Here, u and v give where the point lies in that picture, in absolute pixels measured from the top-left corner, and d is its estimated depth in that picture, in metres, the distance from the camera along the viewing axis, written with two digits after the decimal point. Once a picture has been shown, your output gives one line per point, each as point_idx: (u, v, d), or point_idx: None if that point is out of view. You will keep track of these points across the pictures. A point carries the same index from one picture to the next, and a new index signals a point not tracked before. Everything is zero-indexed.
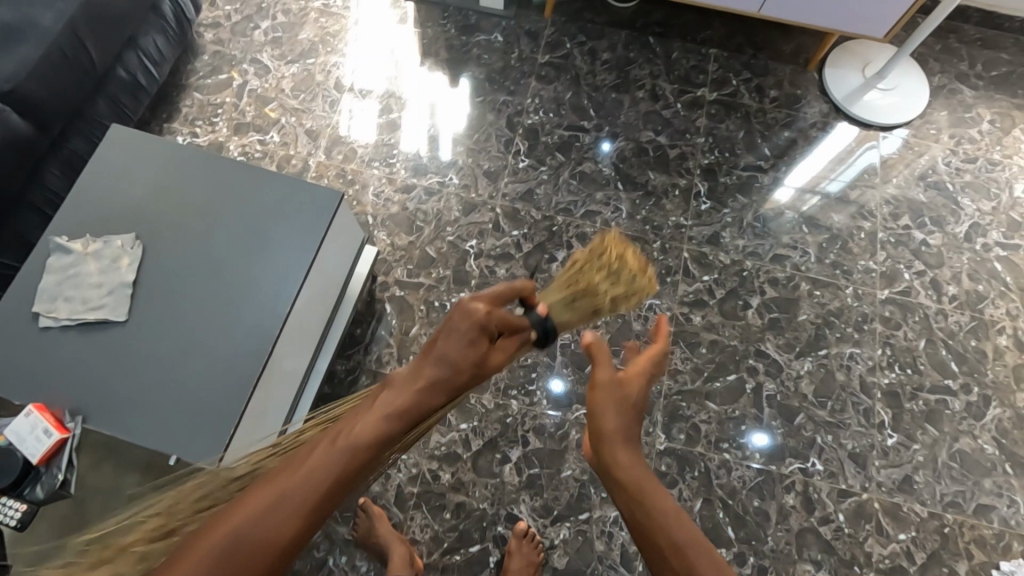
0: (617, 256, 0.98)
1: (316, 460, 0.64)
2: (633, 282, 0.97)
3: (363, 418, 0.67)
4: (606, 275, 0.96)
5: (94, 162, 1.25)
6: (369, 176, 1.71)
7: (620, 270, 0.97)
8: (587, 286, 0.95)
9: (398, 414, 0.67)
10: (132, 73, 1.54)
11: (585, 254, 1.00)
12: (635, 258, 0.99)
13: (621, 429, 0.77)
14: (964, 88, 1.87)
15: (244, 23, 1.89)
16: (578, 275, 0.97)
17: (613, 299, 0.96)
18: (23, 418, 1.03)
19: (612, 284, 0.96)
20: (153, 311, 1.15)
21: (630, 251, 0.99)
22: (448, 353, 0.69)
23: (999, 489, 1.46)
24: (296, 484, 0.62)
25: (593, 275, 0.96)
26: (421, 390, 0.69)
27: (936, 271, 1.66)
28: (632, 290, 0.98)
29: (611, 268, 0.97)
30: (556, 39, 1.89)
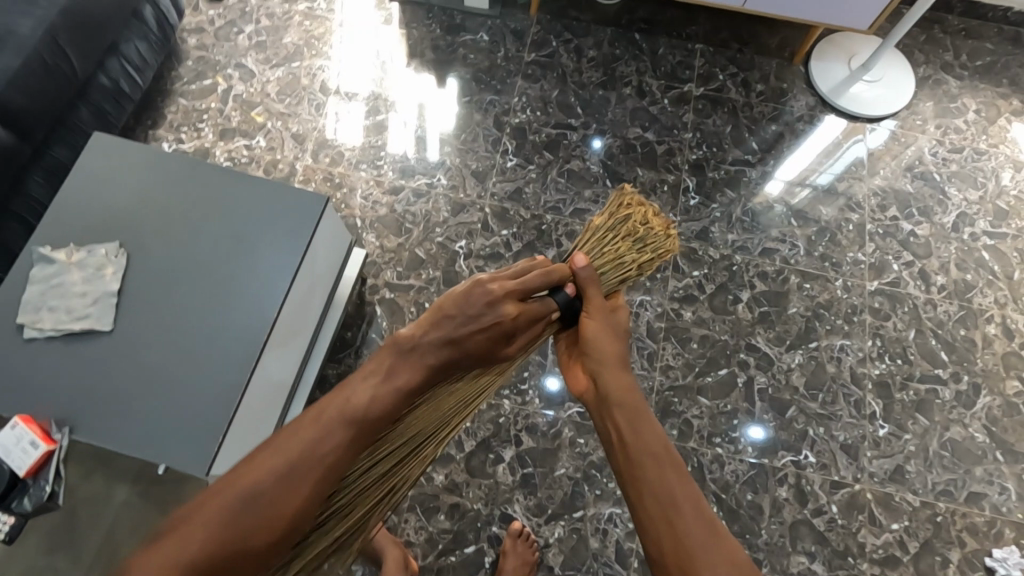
0: (640, 220, 0.92)
1: (324, 424, 0.71)
2: (658, 245, 0.93)
3: (363, 387, 0.75)
4: (630, 243, 0.91)
5: (76, 171, 1.24)
6: (357, 178, 1.71)
7: (645, 235, 0.92)
8: (614, 255, 0.90)
9: (397, 387, 0.76)
10: (115, 80, 1.53)
11: (604, 220, 0.93)
12: (657, 219, 0.94)
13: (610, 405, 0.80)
14: (949, 79, 1.87)
15: (227, 27, 1.88)
16: (602, 244, 0.91)
17: (640, 266, 0.92)
18: (8, 430, 1.03)
19: (637, 251, 0.92)
20: (139, 319, 1.14)
21: (649, 211, 0.94)
22: (463, 333, 0.77)
23: (990, 477, 1.47)
24: (304, 443, 0.69)
25: (618, 243, 0.91)
26: (423, 367, 0.77)
27: (924, 261, 1.66)
28: (659, 254, 0.94)
29: (635, 233, 0.92)
30: (541, 37, 1.89)
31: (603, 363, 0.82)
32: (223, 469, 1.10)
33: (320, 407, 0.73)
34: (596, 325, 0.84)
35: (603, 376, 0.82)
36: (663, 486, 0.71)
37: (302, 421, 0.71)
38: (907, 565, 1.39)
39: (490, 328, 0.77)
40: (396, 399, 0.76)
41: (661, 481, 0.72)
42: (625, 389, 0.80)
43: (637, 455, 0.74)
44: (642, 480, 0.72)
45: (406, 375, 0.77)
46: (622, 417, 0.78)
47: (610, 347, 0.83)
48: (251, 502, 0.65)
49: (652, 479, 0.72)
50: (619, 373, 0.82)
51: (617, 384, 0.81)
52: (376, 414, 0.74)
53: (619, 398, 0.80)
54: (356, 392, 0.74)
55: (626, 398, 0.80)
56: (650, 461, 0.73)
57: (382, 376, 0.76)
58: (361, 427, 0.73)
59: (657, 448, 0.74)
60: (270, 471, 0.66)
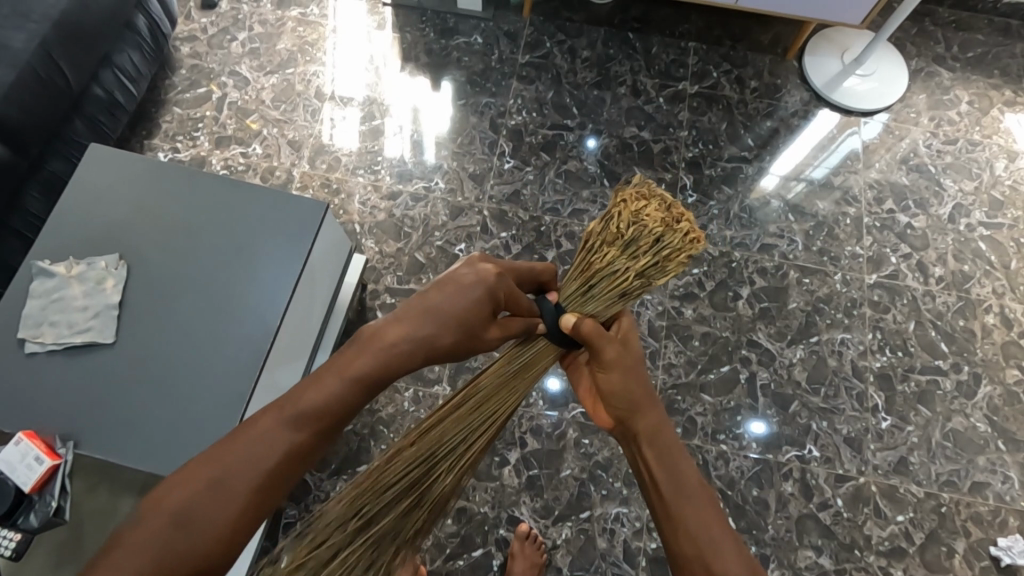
0: (632, 218, 0.81)
1: (274, 424, 0.63)
2: (659, 244, 0.80)
3: (314, 383, 0.67)
4: (620, 248, 0.82)
5: (73, 185, 1.23)
6: (355, 184, 1.71)
7: (639, 236, 0.81)
8: (602, 265, 0.83)
9: (356, 378, 0.67)
10: (110, 91, 1.53)
11: (599, 225, 0.86)
12: (658, 212, 0.80)
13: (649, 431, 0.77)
14: (941, 71, 1.88)
15: (221, 35, 1.87)
16: (591, 254, 0.85)
17: (640, 272, 0.81)
18: (12, 446, 1.02)
19: (630, 257, 0.82)
20: (142, 331, 1.14)
21: (651, 203, 0.81)
22: (439, 319, 0.72)
23: (993, 466, 1.47)
24: (236, 462, 0.61)
25: (607, 250, 0.83)
26: (391, 355, 0.69)
27: (922, 253, 1.67)
28: (664, 256, 0.81)
29: (625, 236, 0.82)
30: (535, 39, 1.89)
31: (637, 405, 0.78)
32: None
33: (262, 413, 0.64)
34: (619, 371, 0.79)
35: (632, 416, 0.78)
36: (703, 529, 0.70)
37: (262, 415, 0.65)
38: (913, 556, 1.40)
39: (468, 296, 0.73)
40: (368, 388, 0.68)
41: (699, 525, 0.70)
42: (657, 429, 0.77)
43: (672, 499, 0.72)
44: (679, 519, 0.71)
45: (364, 363, 0.68)
46: (654, 459, 0.75)
47: (641, 389, 0.79)
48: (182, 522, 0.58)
49: (689, 519, 0.71)
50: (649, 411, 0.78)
51: (649, 421, 0.78)
52: (330, 410, 0.66)
53: (650, 434, 0.77)
54: (311, 389, 0.66)
55: (658, 433, 0.77)
56: (683, 508, 0.72)
57: (342, 365, 0.68)
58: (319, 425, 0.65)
59: (693, 493, 0.73)
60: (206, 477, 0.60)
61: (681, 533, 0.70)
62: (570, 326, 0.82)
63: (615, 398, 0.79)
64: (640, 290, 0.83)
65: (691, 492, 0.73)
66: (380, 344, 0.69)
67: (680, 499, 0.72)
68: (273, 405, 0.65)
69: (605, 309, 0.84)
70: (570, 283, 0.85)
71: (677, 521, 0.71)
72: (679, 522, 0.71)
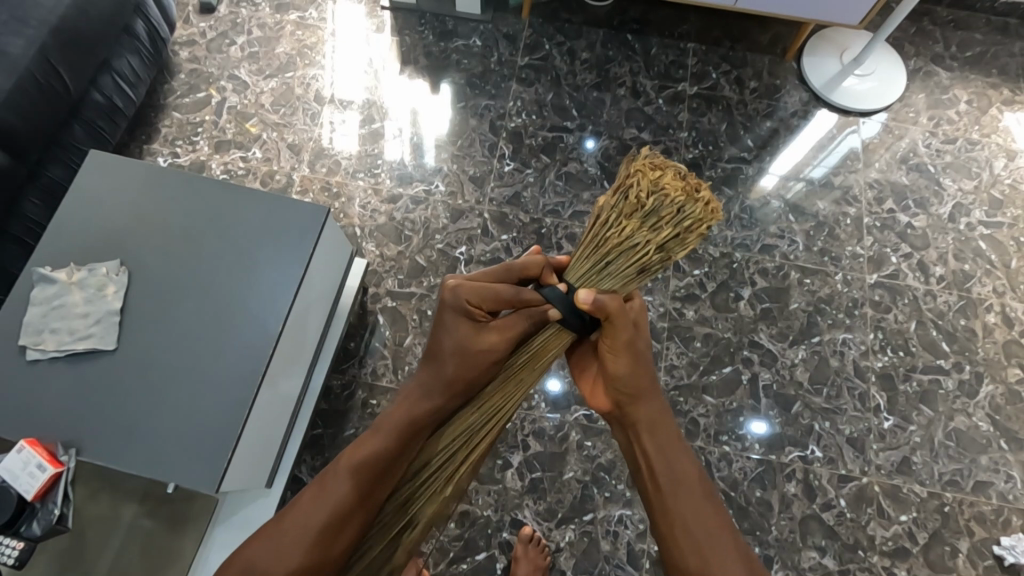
0: (649, 188, 0.78)
1: (332, 483, 0.78)
2: (680, 214, 0.77)
3: (356, 445, 0.81)
4: (639, 220, 0.80)
5: (73, 192, 1.23)
6: (355, 187, 1.70)
7: (658, 206, 0.78)
8: (619, 240, 0.81)
9: (388, 430, 0.81)
10: (109, 97, 1.52)
11: (610, 198, 0.83)
12: (676, 181, 0.78)
13: (650, 420, 0.80)
14: (940, 70, 1.89)
15: (220, 39, 1.87)
16: (605, 229, 0.83)
17: (659, 246, 0.79)
18: (14, 454, 1.01)
19: (651, 229, 0.79)
20: (144, 337, 1.13)
21: (668, 172, 0.78)
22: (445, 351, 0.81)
23: (995, 465, 1.47)
24: (299, 518, 0.77)
25: (624, 223, 0.81)
26: (411, 402, 0.83)
27: (922, 252, 1.67)
28: (685, 226, 0.78)
29: (642, 208, 0.79)
30: (534, 41, 1.89)
31: (639, 394, 0.80)
32: (232, 484, 1.10)
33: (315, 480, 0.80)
34: (628, 356, 0.79)
35: (633, 403, 0.81)
36: (693, 516, 0.76)
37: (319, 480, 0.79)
38: (916, 556, 1.40)
39: (456, 325, 0.81)
40: (402, 438, 0.82)
41: (691, 511, 0.76)
42: (658, 418, 0.80)
43: (666, 488, 0.78)
44: (675, 510, 0.76)
45: (393, 418, 0.82)
46: (653, 447, 0.79)
47: (647, 378, 0.80)
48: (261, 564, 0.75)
49: (681, 508, 0.77)
50: (652, 401, 0.81)
51: (651, 409, 0.81)
52: (366, 465, 0.79)
53: (650, 425, 0.80)
54: (353, 449, 0.80)
55: (659, 423, 0.81)
56: (676, 495, 0.77)
57: (376, 425, 0.82)
58: (367, 476, 0.79)
59: (686, 481, 0.78)
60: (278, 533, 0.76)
61: (673, 519, 0.76)
62: (588, 302, 0.77)
63: (619, 387, 0.80)
64: (658, 265, 0.82)
65: (685, 480, 0.78)
66: (404, 404, 0.83)
67: (675, 487, 0.78)
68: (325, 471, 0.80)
69: (622, 287, 0.82)
70: (583, 262, 0.83)
71: (670, 506, 0.77)
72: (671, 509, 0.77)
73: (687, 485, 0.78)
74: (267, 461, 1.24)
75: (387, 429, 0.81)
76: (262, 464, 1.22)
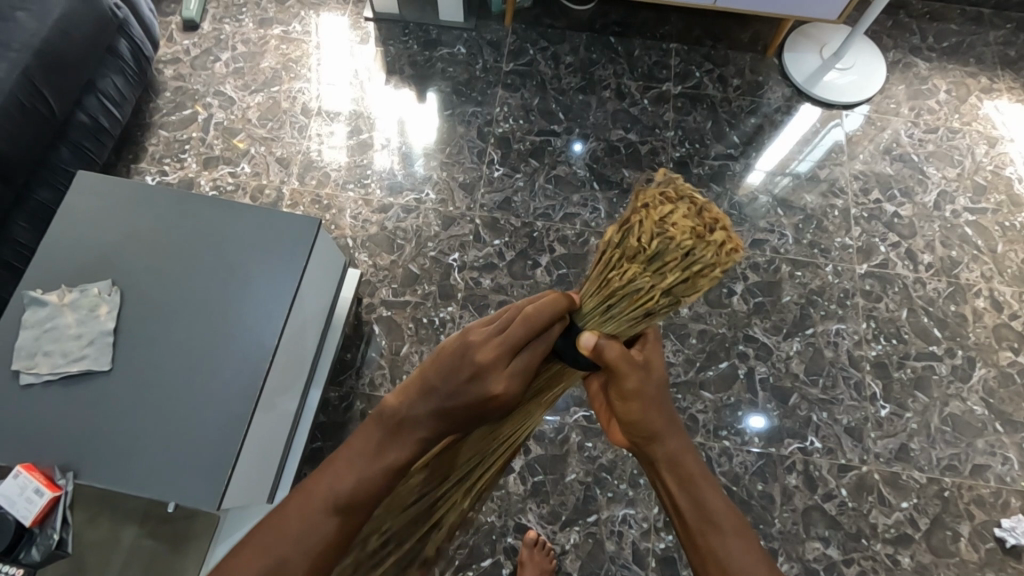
0: (654, 230, 0.67)
1: (307, 524, 0.65)
2: (690, 257, 0.67)
3: (345, 475, 0.67)
4: (644, 263, 0.69)
5: (61, 213, 1.22)
6: (345, 199, 1.70)
7: (664, 249, 0.67)
8: (622, 283, 0.71)
9: (390, 470, 0.68)
10: (94, 116, 1.52)
11: (615, 233, 0.72)
12: (687, 220, 0.67)
13: (672, 456, 0.75)
14: (918, 61, 1.92)
15: (204, 56, 1.87)
16: (609, 268, 0.73)
17: (666, 290, 0.69)
18: (10, 479, 1.00)
19: (657, 274, 0.69)
20: (139, 355, 1.13)
21: (678, 210, 0.68)
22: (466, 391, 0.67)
23: (992, 448, 1.49)
24: (275, 550, 0.63)
25: (627, 266, 0.71)
26: (421, 442, 0.69)
27: (910, 241, 1.69)
28: (696, 270, 0.67)
29: (647, 250, 0.68)
30: (518, 47, 1.90)
31: (657, 433, 0.75)
32: (233, 501, 1.09)
33: (289, 518, 0.65)
34: (639, 401, 0.73)
35: (649, 443, 0.75)
36: (729, 552, 0.70)
37: (287, 517, 0.65)
38: (919, 542, 1.41)
39: (490, 374, 0.67)
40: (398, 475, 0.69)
41: (727, 546, 0.70)
42: (678, 453, 0.75)
43: (695, 521, 0.72)
44: (711, 553, 0.70)
45: (397, 453, 0.68)
46: (676, 484, 0.74)
47: (660, 417, 0.74)
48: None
49: (716, 542, 0.70)
50: (675, 437, 0.75)
51: (670, 447, 0.75)
52: (353, 505, 0.66)
53: (672, 461, 0.74)
54: (339, 482, 0.66)
55: (681, 460, 0.75)
56: (709, 531, 0.71)
57: (372, 454, 0.68)
58: (348, 521, 0.66)
59: (717, 514, 0.72)
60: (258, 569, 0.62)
61: (710, 556, 0.70)
62: (590, 347, 0.71)
63: (633, 428, 0.76)
64: (665, 310, 0.72)
65: (714, 513, 0.72)
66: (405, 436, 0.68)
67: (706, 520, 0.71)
68: (304, 491, 0.66)
69: (627, 329, 0.74)
70: (585, 302, 0.74)
71: (705, 542, 0.71)
72: (704, 545, 0.71)
73: (721, 525, 0.71)
74: (267, 475, 1.24)
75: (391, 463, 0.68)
76: (262, 478, 1.22)
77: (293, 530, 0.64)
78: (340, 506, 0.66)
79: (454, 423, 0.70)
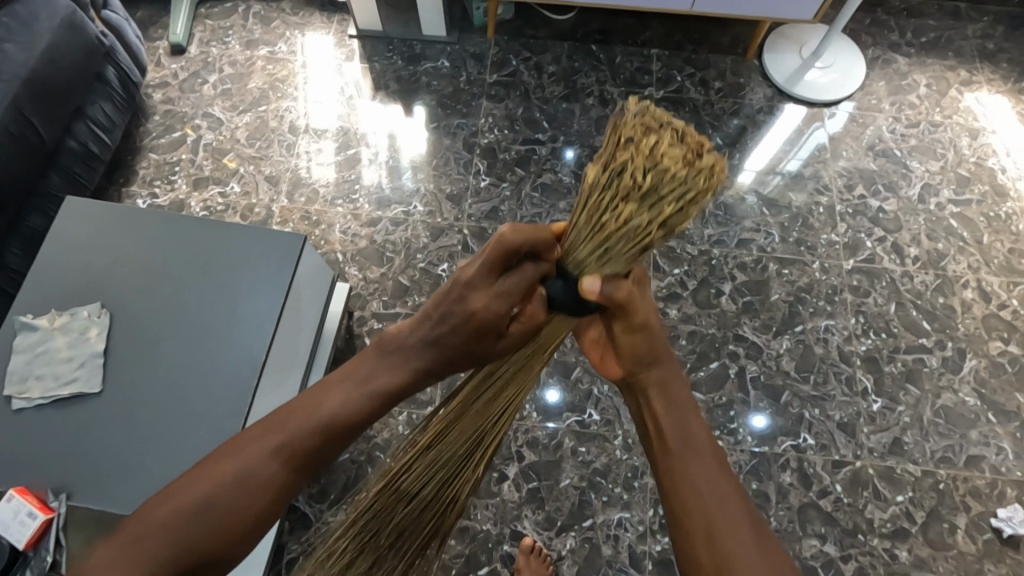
0: (638, 162, 0.66)
1: (288, 431, 0.67)
2: (683, 186, 0.65)
3: (331, 391, 0.69)
4: (635, 199, 0.67)
5: (51, 239, 1.24)
6: (334, 214, 1.72)
7: (658, 182, 0.65)
8: (613, 223, 0.68)
9: (374, 394, 0.69)
10: (83, 143, 1.54)
11: (598, 175, 0.71)
12: (674, 148, 0.65)
13: (664, 382, 0.75)
14: (898, 57, 1.94)
15: (192, 79, 1.90)
16: (599, 212, 0.70)
17: (661, 225, 0.67)
18: (5, 503, 1.02)
19: (649, 208, 0.67)
20: (129, 377, 1.14)
21: (661, 138, 0.65)
22: (455, 317, 0.68)
23: (986, 439, 1.49)
24: (243, 463, 0.65)
25: (617, 205, 0.68)
26: (406, 370, 0.70)
27: (896, 235, 1.70)
28: (688, 200, 0.65)
29: (635, 185, 0.66)
30: (501, 58, 1.93)
31: (655, 358, 0.76)
32: None
33: (265, 425, 0.68)
34: (645, 332, 0.75)
35: (647, 366, 0.76)
36: (704, 482, 0.67)
37: (274, 422, 0.68)
38: (916, 536, 1.41)
39: (477, 297, 0.68)
40: (380, 405, 0.70)
41: (701, 474, 0.68)
42: (671, 383, 0.75)
43: (674, 443, 0.70)
44: (687, 478, 0.68)
45: (384, 380, 0.70)
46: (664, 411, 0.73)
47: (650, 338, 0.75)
48: (210, 507, 0.63)
49: (688, 465, 0.68)
50: (668, 365, 0.76)
51: (663, 372, 0.76)
52: (332, 425, 0.68)
53: (666, 387, 0.75)
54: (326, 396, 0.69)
55: (671, 391, 0.75)
56: (684, 453, 0.69)
57: (362, 378, 0.70)
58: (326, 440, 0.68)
59: (694, 438, 0.71)
60: (234, 471, 0.65)
61: (680, 478, 0.68)
62: (592, 291, 0.70)
63: (631, 350, 0.76)
64: (662, 244, 0.69)
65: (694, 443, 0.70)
66: (394, 363, 0.70)
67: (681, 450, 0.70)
68: (295, 405, 0.69)
69: (624, 273, 0.71)
70: (577, 249, 0.71)
71: (676, 466, 0.69)
72: (676, 468, 0.69)
73: (702, 453, 0.69)
74: None
75: (376, 388, 0.69)
76: None
77: (276, 439, 0.66)
78: (320, 420, 0.68)
79: (442, 358, 0.70)
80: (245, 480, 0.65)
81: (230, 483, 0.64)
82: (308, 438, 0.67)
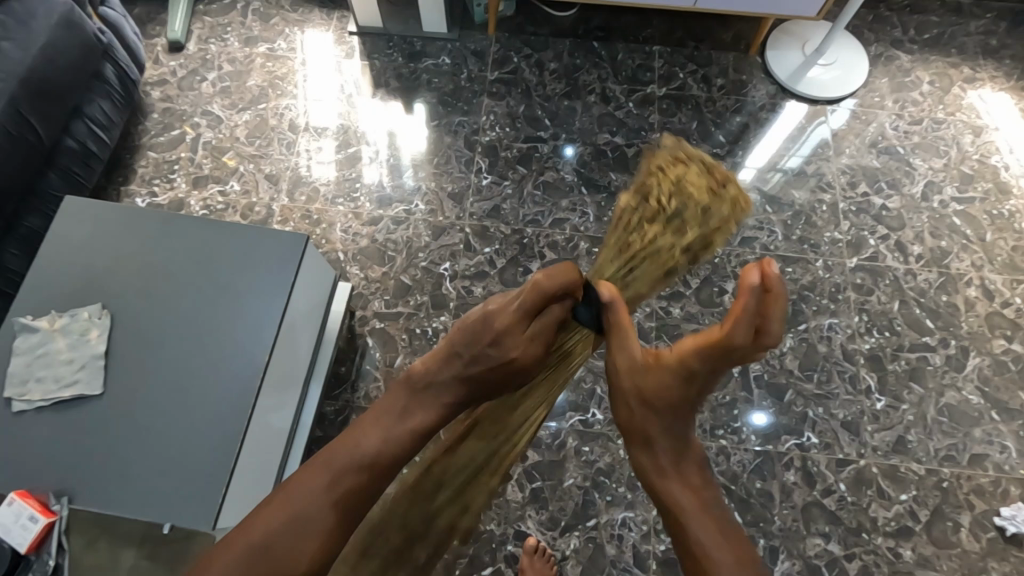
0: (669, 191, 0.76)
1: (337, 473, 0.70)
2: (708, 214, 0.74)
3: (375, 428, 0.73)
4: (663, 224, 0.77)
5: (50, 240, 1.23)
6: (335, 213, 1.71)
7: (683, 208, 0.75)
8: (642, 244, 0.78)
9: (416, 431, 0.75)
10: (81, 142, 1.53)
11: (630, 199, 0.80)
12: (699, 180, 0.75)
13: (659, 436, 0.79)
14: (900, 54, 1.93)
15: (190, 77, 1.88)
16: (629, 233, 0.80)
17: (686, 248, 0.76)
18: (6, 507, 1.01)
19: (675, 233, 0.76)
20: (130, 380, 1.13)
21: (691, 170, 0.76)
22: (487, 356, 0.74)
23: (989, 437, 1.49)
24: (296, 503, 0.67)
25: (646, 230, 0.78)
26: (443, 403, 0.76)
27: (899, 233, 1.70)
28: (713, 226, 0.75)
29: (665, 210, 0.76)
30: (502, 55, 1.92)
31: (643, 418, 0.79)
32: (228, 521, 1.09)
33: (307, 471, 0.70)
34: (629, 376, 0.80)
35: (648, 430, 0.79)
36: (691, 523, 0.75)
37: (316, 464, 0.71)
38: (920, 534, 1.41)
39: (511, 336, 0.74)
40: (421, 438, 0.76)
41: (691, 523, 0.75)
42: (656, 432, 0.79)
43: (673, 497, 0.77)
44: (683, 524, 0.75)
45: (425, 416, 0.75)
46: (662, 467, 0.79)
47: (641, 411, 0.79)
48: (265, 548, 0.65)
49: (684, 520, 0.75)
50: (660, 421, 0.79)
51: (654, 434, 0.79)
52: (380, 460, 0.72)
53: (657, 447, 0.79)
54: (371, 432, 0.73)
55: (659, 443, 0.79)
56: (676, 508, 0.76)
57: (403, 415, 0.75)
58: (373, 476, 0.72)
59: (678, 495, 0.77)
60: (287, 514, 0.67)
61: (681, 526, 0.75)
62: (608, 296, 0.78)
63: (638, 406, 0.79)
64: (684, 266, 0.79)
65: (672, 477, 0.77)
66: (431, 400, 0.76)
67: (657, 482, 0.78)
68: (330, 449, 0.72)
69: (648, 288, 0.82)
70: (607, 267, 0.82)
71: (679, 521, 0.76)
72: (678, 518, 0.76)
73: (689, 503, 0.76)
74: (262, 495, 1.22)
75: (420, 425, 0.75)
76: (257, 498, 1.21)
77: (325, 482, 0.69)
78: (367, 458, 0.72)
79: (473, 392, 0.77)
80: (295, 522, 0.67)
81: (285, 527, 0.66)
82: (358, 475, 0.71)
